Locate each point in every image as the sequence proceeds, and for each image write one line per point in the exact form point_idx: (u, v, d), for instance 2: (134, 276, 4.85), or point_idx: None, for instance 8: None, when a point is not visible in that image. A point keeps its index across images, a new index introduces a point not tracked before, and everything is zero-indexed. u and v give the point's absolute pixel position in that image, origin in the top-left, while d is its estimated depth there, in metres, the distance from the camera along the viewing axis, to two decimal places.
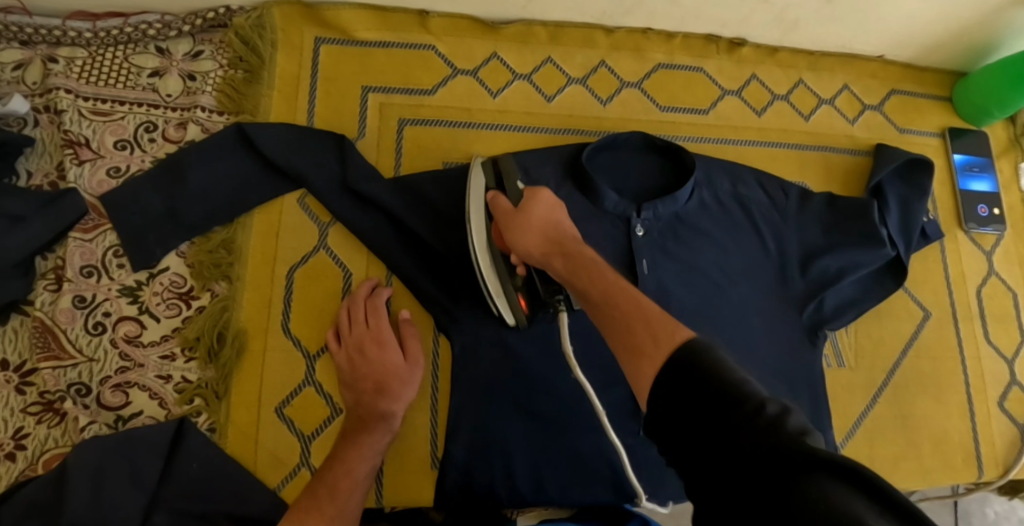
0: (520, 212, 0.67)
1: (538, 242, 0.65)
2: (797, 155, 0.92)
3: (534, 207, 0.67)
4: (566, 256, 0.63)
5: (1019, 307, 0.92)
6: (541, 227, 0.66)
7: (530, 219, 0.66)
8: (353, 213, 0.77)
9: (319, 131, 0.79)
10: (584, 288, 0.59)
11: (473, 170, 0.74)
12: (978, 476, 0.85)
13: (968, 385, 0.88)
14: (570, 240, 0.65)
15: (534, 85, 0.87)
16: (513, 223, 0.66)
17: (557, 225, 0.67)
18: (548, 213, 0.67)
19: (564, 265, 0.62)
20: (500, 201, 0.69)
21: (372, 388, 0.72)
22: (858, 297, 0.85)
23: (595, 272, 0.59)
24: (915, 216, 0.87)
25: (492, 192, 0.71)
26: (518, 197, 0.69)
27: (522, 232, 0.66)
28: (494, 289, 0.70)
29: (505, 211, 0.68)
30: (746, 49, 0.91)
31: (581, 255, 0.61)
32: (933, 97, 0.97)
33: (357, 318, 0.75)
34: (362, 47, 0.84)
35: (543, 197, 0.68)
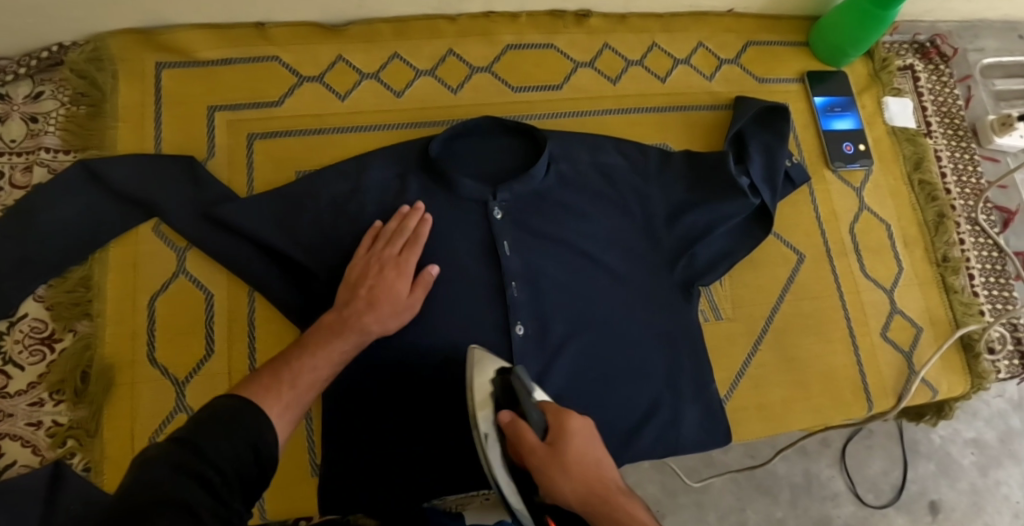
0: (563, 460, 0.62)
1: (574, 487, 0.61)
2: (658, 118, 0.91)
3: (580, 440, 0.63)
4: (614, 516, 0.59)
5: (893, 237, 0.94)
6: (582, 473, 0.61)
7: (568, 464, 0.62)
8: (214, 239, 0.77)
9: (170, 157, 0.79)
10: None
11: (479, 371, 0.68)
12: (869, 408, 0.87)
13: (850, 320, 0.89)
14: (611, 489, 0.61)
15: (381, 82, 0.86)
16: (549, 475, 0.61)
17: (596, 467, 0.62)
18: (583, 448, 0.63)
19: (610, 522, 0.59)
20: (525, 434, 0.64)
21: (366, 300, 0.71)
22: (729, 249, 0.85)
23: None
24: (778, 162, 0.87)
25: (508, 414, 0.66)
26: (541, 423, 0.65)
27: (559, 480, 0.61)
28: (518, 508, 0.65)
29: (537, 453, 0.62)
30: (594, 20, 0.91)
31: (625, 506, 0.60)
32: (790, 44, 0.98)
33: (395, 244, 0.74)
34: (205, 66, 0.84)
35: (574, 426, 0.64)
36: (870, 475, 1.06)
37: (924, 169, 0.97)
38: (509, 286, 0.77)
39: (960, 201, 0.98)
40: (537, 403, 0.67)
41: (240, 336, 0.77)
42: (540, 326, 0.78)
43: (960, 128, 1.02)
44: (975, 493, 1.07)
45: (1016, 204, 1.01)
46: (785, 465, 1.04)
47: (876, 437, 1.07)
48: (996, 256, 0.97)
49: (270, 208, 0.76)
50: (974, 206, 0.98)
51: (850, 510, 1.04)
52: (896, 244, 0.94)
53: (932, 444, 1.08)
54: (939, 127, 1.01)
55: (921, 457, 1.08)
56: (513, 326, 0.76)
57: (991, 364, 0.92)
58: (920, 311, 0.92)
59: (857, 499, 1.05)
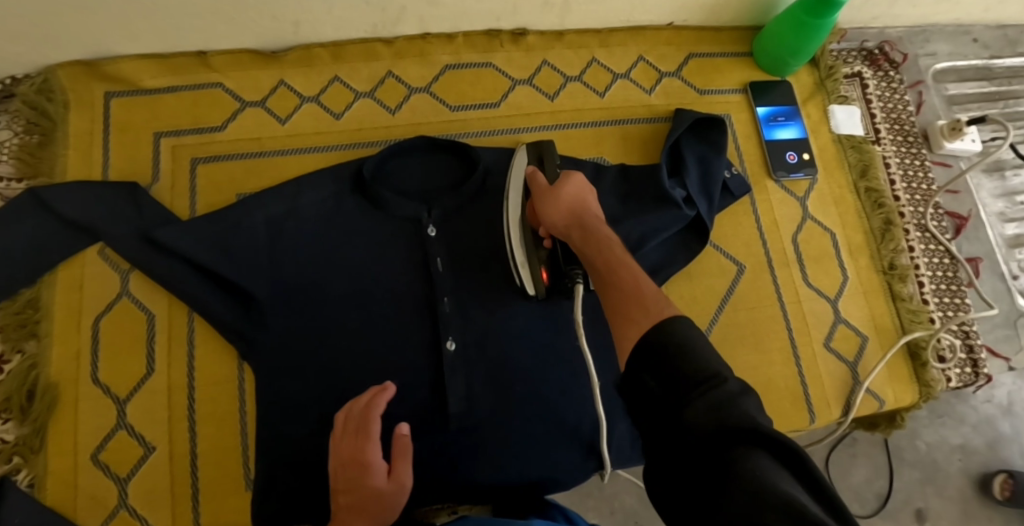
0: (554, 192, 0.71)
1: (563, 214, 0.70)
2: (595, 132, 0.92)
3: (570, 181, 0.73)
4: (584, 232, 0.67)
5: (838, 246, 0.93)
6: (569, 201, 0.71)
7: (559, 194, 0.71)
8: (151, 261, 0.78)
9: (116, 183, 0.82)
10: (595, 260, 0.64)
11: (520, 154, 0.82)
12: (810, 419, 0.86)
13: (790, 330, 0.89)
14: (593, 219, 0.69)
15: (321, 105, 0.88)
16: (545, 198, 0.71)
17: (582, 205, 0.71)
18: (578, 193, 0.72)
19: (583, 237, 0.67)
20: (537, 178, 0.75)
21: (352, 509, 0.62)
22: (663, 262, 0.86)
23: (609, 247, 0.64)
24: (714, 173, 0.88)
25: (532, 168, 0.78)
26: (556, 179, 0.77)
27: (549, 204, 0.70)
28: (519, 260, 0.76)
29: (540, 188, 0.73)
30: (531, 37, 0.93)
31: (600, 231, 0.66)
32: (732, 55, 0.99)
33: (347, 436, 0.67)
34: (150, 95, 0.87)
35: (576, 179, 0.73)
36: (853, 484, 1.03)
37: (871, 177, 0.97)
38: (442, 302, 0.78)
39: (909, 207, 0.98)
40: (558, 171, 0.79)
41: (179, 354, 0.79)
42: (470, 341, 0.80)
43: (909, 134, 1.02)
44: (965, 502, 1.04)
45: (968, 209, 1.02)
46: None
47: (860, 446, 1.04)
48: (948, 263, 0.97)
49: (215, 229, 0.78)
50: (923, 212, 0.98)
51: None
52: (841, 253, 0.93)
53: (917, 452, 1.05)
54: (887, 134, 1.01)
55: (907, 464, 1.05)
56: (444, 342, 0.77)
57: (940, 372, 0.91)
58: (865, 320, 0.91)
59: None
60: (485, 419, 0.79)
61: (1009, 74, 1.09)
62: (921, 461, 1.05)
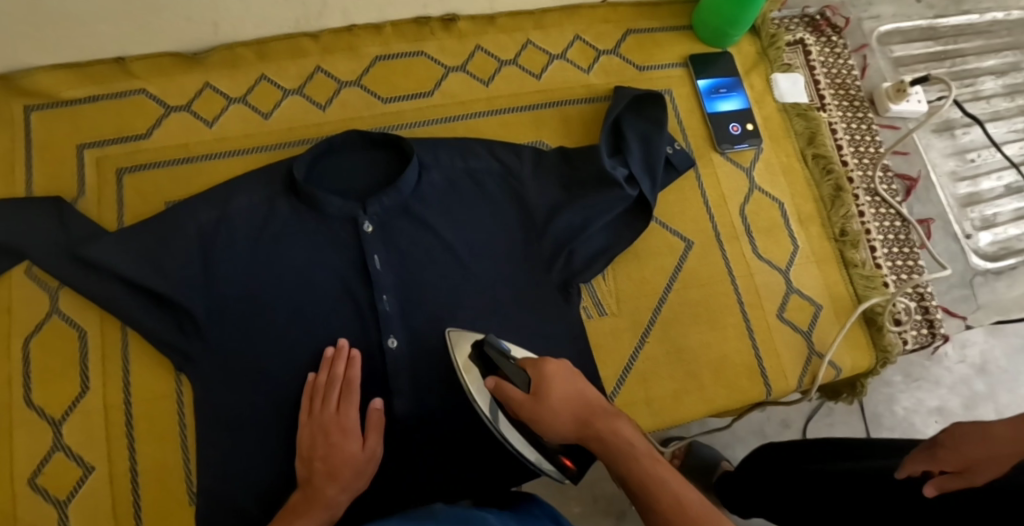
0: (542, 403, 0.63)
1: (569, 423, 0.62)
2: (533, 116, 0.90)
3: (559, 382, 0.64)
4: (597, 435, 0.61)
5: (788, 216, 0.92)
6: (568, 403, 0.63)
7: (550, 401, 0.63)
8: (77, 277, 0.76)
9: (39, 199, 0.79)
10: (623, 473, 0.57)
11: (459, 349, 0.73)
12: (766, 392, 0.85)
13: (743, 304, 0.88)
14: (601, 415, 0.62)
15: (249, 105, 0.86)
16: (540, 423, 0.63)
17: (581, 398, 0.64)
18: (563, 384, 0.65)
19: (599, 443, 0.60)
20: (505, 390, 0.65)
21: (324, 473, 0.71)
22: (606, 244, 0.84)
23: (637, 461, 0.56)
24: (655, 151, 0.86)
25: (492, 379, 0.67)
26: (523, 379, 0.67)
27: (546, 418, 0.63)
28: (518, 444, 0.71)
29: (521, 404, 0.64)
30: (462, 23, 0.90)
31: (612, 430, 0.60)
32: (671, 29, 0.97)
33: (331, 398, 0.73)
34: (71, 106, 0.84)
35: (549, 369, 0.65)
36: None
37: (818, 144, 0.96)
38: (380, 300, 0.76)
39: (858, 171, 0.97)
40: (514, 362, 0.70)
41: (114, 370, 0.77)
42: (414, 336, 0.78)
43: (855, 99, 1.01)
44: None
45: (918, 169, 1.01)
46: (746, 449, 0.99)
47: (838, 413, 1.03)
48: (900, 226, 0.96)
49: (140, 242, 0.76)
50: (872, 176, 0.97)
51: None
52: (791, 222, 0.92)
53: (895, 417, 1.04)
54: (833, 99, 1.00)
55: (885, 428, 1.03)
56: (387, 340, 0.76)
57: (897, 335, 0.91)
58: (818, 289, 0.90)
59: None
60: (434, 412, 0.78)
61: (955, 33, 1.08)
62: (899, 426, 1.03)
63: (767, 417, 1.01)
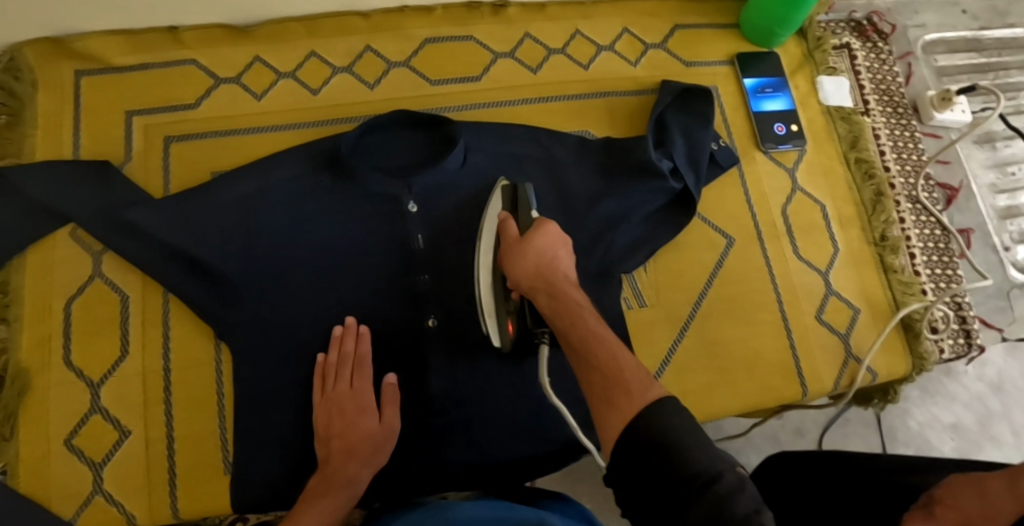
0: (522, 247, 0.63)
1: (529, 272, 0.62)
2: (578, 105, 0.89)
3: (543, 237, 0.64)
4: (550, 292, 0.61)
5: (828, 218, 0.92)
6: (536, 259, 0.62)
7: (528, 247, 0.63)
8: (121, 241, 0.76)
9: (84, 162, 0.79)
10: (568, 334, 0.57)
11: (493, 194, 0.74)
12: (801, 392, 0.85)
13: (781, 303, 0.87)
14: (563, 280, 0.61)
15: (298, 81, 0.86)
16: (512, 255, 0.64)
17: (553, 262, 0.62)
18: (548, 246, 0.63)
19: (550, 301, 0.60)
20: (508, 226, 0.68)
21: (341, 451, 0.72)
22: (646, 236, 0.84)
23: (581, 318, 0.57)
24: (699, 145, 0.86)
25: (504, 214, 0.70)
26: (530, 223, 0.69)
27: (515, 259, 0.63)
28: (486, 307, 0.68)
29: (510, 240, 0.66)
30: (512, 10, 0.91)
31: (569, 295, 0.59)
32: (719, 27, 0.97)
33: (342, 377, 0.74)
34: (120, 72, 0.84)
35: (550, 231, 0.64)
36: None
37: (861, 148, 0.95)
38: (422, 279, 0.76)
39: (900, 178, 0.97)
40: (533, 214, 0.72)
41: (154, 336, 0.77)
42: (453, 318, 0.77)
43: (899, 106, 1.00)
44: None
45: (959, 179, 1.01)
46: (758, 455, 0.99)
47: (852, 425, 1.02)
48: (940, 234, 0.96)
49: (183, 208, 0.76)
50: (914, 183, 0.97)
51: None
52: (831, 225, 0.92)
53: (909, 431, 1.03)
54: (877, 105, 0.99)
55: (900, 443, 1.02)
56: (427, 319, 0.76)
57: (933, 344, 0.90)
58: (857, 293, 0.90)
59: None
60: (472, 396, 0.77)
61: (1000, 46, 1.08)
62: (914, 441, 1.02)
63: (780, 425, 1.00)
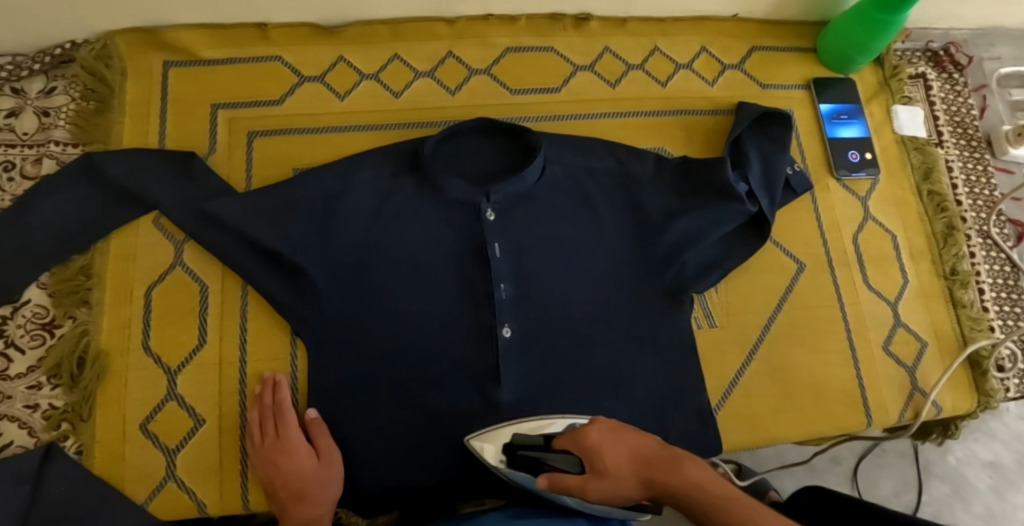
0: (605, 480, 0.59)
1: (636, 492, 0.60)
2: (656, 122, 0.90)
3: (610, 448, 0.61)
4: (668, 493, 0.59)
5: (899, 249, 0.91)
6: (619, 453, 0.61)
7: (608, 473, 0.60)
8: (207, 233, 0.77)
9: (169, 152, 0.79)
10: (701, 511, 0.57)
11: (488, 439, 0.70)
12: (866, 422, 0.84)
13: (849, 331, 0.87)
14: (661, 455, 0.61)
15: (380, 83, 0.87)
16: (608, 500, 0.60)
17: (632, 450, 0.61)
18: (604, 439, 0.62)
19: (682, 504, 0.58)
20: (564, 481, 0.60)
21: (291, 496, 0.72)
22: (720, 257, 0.84)
23: (705, 490, 0.57)
24: (776, 169, 0.86)
25: (541, 479, 0.60)
26: (569, 461, 0.62)
27: (614, 497, 0.60)
28: (599, 516, 0.66)
29: (584, 491, 0.59)
30: (594, 24, 0.91)
31: (687, 474, 0.58)
32: (796, 50, 0.96)
33: (266, 427, 0.74)
34: (207, 65, 0.86)
35: (593, 436, 0.62)
36: (880, 495, 0.99)
37: (934, 180, 0.95)
38: (498, 288, 0.76)
39: (971, 213, 0.96)
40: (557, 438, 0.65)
41: (232, 326, 0.78)
42: (527, 326, 0.78)
43: (973, 139, 1.00)
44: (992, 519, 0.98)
45: None
46: (791, 480, 0.98)
47: (888, 456, 1.00)
48: (1009, 271, 0.95)
49: (267, 203, 0.76)
50: (986, 218, 0.96)
51: None
52: (902, 255, 0.91)
53: (947, 466, 1.01)
54: (951, 137, 0.99)
55: (936, 477, 1.00)
56: (500, 329, 0.76)
57: (1000, 382, 0.89)
58: (925, 325, 0.89)
59: None
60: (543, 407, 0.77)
61: None
62: (950, 476, 1.00)
63: (814, 452, 0.99)
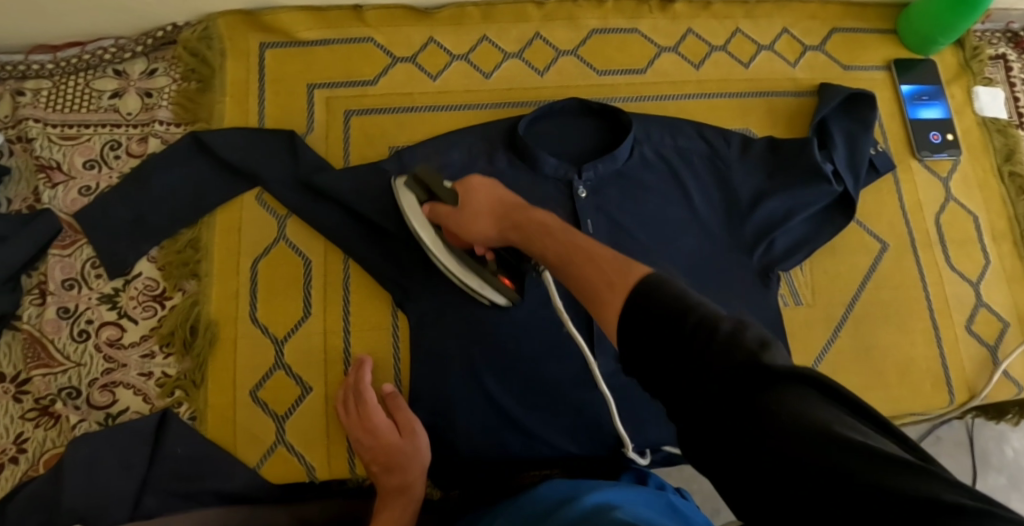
0: (467, 211, 0.69)
1: (491, 223, 0.68)
2: (742, 103, 0.91)
3: (483, 191, 0.70)
4: (516, 225, 0.66)
5: (981, 230, 0.92)
6: (489, 207, 0.69)
7: (477, 211, 0.69)
8: (314, 209, 0.80)
9: (276, 130, 0.82)
10: (545, 251, 0.62)
11: (399, 190, 0.74)
12: (950, 400, 0.85)
13: (933, 311, 0.87)
14: (518, 208, 0.67)
15: (471, 63, 0.89)
16: (467, 225, 0.69)
17: (503, 203, 0.69)
18: (491, 192, 0.70)
19: (547, 236, 0.62)
20: (439, 209, 0.70)
21: (383, 470, 0.73)
22: (808, 236, 0.85)
23: (564, 232, 0.61)
24: (861, 149, 0.86)
25: (428, 207, 0.71)
26: (452, 198, 0.71)
27: (474, 226, 0.68)
28: (476, 285, 0.72)
29: (450, 216, 0.69)
30: (678, 6, 0.93)
31: (535, 215, 0.65)
32: (877, 31, 0.97)
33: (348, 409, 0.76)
34: (304, 46, 0.88)
35: (476, 182, 0.71)
36: None
37: (1016, 161, 0.95)
38: None
39: None
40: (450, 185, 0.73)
41: (335, 298, 0.81)
42: None
43: None
44: None
45: None
46: None
47: (944, 444, 1.00)
48: None
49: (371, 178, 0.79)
50: None
51: None
52: (984, 237, 0.92)
53: (1003, 457, 1.00)
54: None
55: (992, 468, 0.99)
56: None
57: None
58: (1006, 306, 0.90)
59: None
60: None
61: None
62: (1007, 467, 0.99)
63: None
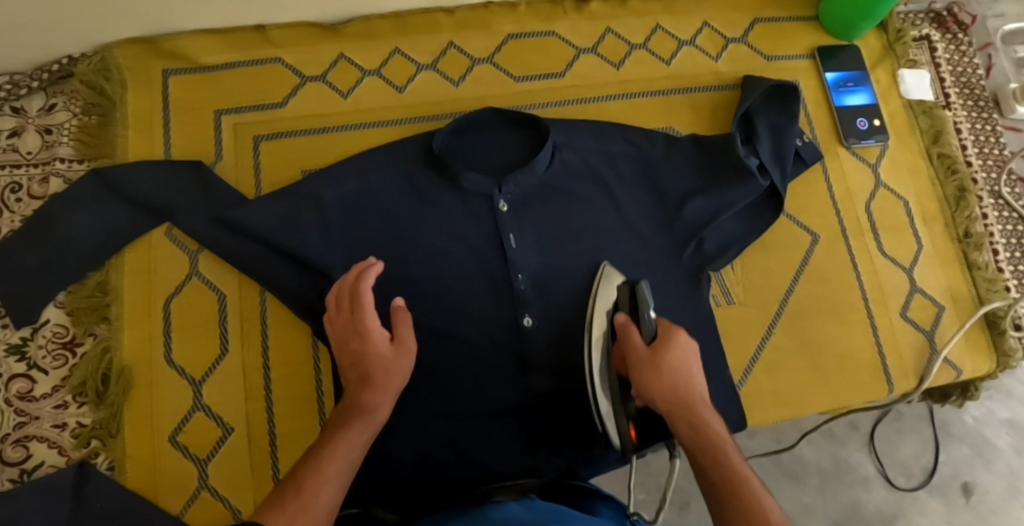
0: (659, 365, 0.57)
1: (666, 393, 0.56)
2: (664, 102, 0.89)
3: (690, 353, 0.59)
4: (691, 422, 0.56)
5: (913, 217, 0.91)
6: (678, 376, 0.57)
7: (664, 365, 0.57)
8: (223, 241, 0.76)
9: (183, 160, 0.79)
10: (713, 466, 0.53)
11: (608, 282, 0.69)
12: (889, 389, 0.84)
13: (867, 300, 0.87)
14: (701, 402, 0.57)
15: (384, 79, 0.86)
16: (646, 376, 0.57)
17: (688, 379, 0.58)
18: (682, 360, 0.58)
19: (721, 473, 0.53)
20: (632, 335, 0.60)
21: (358, 377, 0.62)
22: (738, 234, 0.84)
23: (725, 455, 0.54)
24: (789, 142, 0.85)
25: (623, 316, 0.62)
26: (651, 330, 0.61)
27: (653, 380, 0.57)
28: (605, 410, 0.62)
29: (640, 353, 0.58)
30: (595, 6, 0.91)
31: (712, 423, 0.56)
32: (799, 19, 0.96)
33: (341, 306, 0.65)
34: (208, 70, 0.85)
35: (680, 341, 0.59)
36: (900, 459, 0.95)
37: (943, 143, 0.94)
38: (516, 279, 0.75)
39: (982, 174, 0.95)
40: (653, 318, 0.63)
41: (253, 333, 0.79)
42: (552, 314, 0.76)
43: (979, 99, 0.99)
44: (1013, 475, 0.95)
45: None
46: (812, 449, 0.95)
47: (907, 420, 0.97)
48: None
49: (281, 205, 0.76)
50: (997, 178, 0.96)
51: (882, 494, 0.94)
52: (915, 221, 0.91)
53: (965, 426, 0.97)
54: (957, 98, 0.98)
55: (954, 438, 0.97)
56: (522, 318, 0.74)
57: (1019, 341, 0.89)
58: (941, 290, 0.89)
59: (888, 484, 0.94)
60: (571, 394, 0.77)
61: None
62: (970, 437, 0.96)
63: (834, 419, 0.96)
